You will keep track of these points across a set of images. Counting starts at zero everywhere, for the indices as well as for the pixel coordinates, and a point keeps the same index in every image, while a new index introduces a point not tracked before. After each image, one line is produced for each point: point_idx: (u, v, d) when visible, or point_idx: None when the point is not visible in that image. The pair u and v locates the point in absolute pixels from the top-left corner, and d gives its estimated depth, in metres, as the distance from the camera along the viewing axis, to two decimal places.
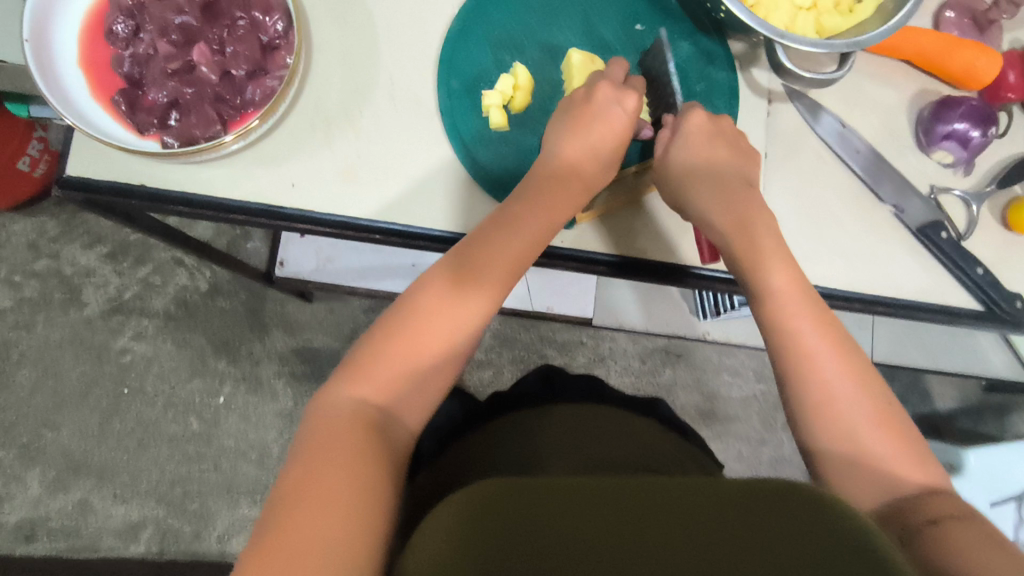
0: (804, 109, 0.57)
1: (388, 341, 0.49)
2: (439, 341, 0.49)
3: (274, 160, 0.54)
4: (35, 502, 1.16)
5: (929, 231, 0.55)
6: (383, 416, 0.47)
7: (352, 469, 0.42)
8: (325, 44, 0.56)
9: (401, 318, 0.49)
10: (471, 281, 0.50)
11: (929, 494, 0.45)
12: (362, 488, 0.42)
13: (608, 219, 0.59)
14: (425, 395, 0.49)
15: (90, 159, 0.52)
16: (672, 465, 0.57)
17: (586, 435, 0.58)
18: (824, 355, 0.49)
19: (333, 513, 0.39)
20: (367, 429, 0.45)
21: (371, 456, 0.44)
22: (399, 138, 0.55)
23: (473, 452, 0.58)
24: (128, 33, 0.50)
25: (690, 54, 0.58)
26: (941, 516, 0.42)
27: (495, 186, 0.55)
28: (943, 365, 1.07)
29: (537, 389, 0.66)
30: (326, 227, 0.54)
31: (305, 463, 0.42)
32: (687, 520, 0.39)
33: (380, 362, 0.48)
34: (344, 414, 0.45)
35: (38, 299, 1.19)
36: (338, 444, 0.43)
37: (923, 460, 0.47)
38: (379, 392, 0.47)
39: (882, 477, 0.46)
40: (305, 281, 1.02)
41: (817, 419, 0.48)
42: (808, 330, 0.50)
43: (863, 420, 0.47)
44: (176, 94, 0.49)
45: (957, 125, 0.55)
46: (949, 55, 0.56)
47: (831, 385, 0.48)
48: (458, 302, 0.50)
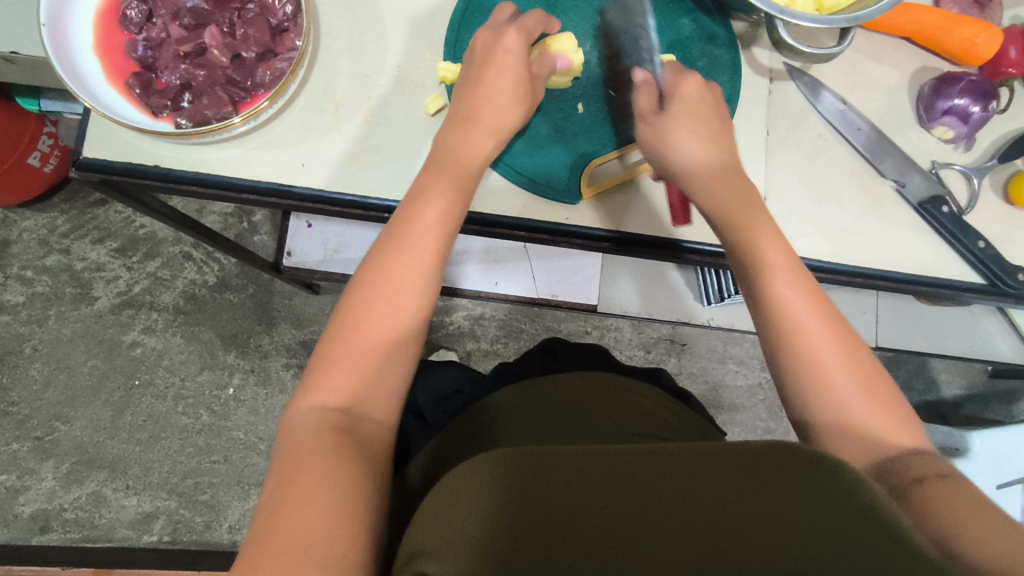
0: (804, 87, 0.58)
1: (341, 337, 0.47)
2: (395, 316, 0.48)
3: (283, 143, 0.55)
4: (50, 494, 1.17)
5: (930, 206, 0.56)
6: (349, 415, 0.45)
7: (322, 471, 0.41)
8: (333, 29, 0.56)
9: (348, 309, 0.48)
10: (426, 255, 0.49)
11: (910, 454, 0.45)
12: (336, 486, 0.40)
13: (634, 190, 0.61)
14: (391, 383, 0.47)
15: (107, 144, 0.53)
16: (674, 429, 0.58)
17: (576, 407, 0.58)
18: (820, 322, 0.49)
19: (322, 503, 0.39)
20: (335, 431, 0.43)
21: (340, 455, 0.42)
22: (406, 121, 0.56)
23: (462, 435, 0.58)
24: (141, 18, 0.51)
25: (692, 33, 0.59)
26: (926, 475, 0.43)
27: (516, 173, 0.59)
28: (947, 348, 1.07)
29: (542, 359, 0.68)
30: (336, 206, 0.55)
31: (291, 463, 0.41)
32: (691, 482, 0.39)
33: (334, 361, 0.46)
34: (308, 424, 0.44)
35: (49, 294, 1.21)
36: (319, 445, 0.42)
37: (904, 419, 0.48)
38: (339, 394, 0.45)
39: (866, 440, 0.46)
40: (311, 270, 1.03)
41: (803, 381, 0.48)
42: (796, 296, 0.50)
43: (848, 378, 0.48)
44: (188, 77, 0.51)
45: (957, 100, 0.55)
46: (949, 32, 0.56)
47: (816, 345, 0.48)
48: (413, 278, 0.49)
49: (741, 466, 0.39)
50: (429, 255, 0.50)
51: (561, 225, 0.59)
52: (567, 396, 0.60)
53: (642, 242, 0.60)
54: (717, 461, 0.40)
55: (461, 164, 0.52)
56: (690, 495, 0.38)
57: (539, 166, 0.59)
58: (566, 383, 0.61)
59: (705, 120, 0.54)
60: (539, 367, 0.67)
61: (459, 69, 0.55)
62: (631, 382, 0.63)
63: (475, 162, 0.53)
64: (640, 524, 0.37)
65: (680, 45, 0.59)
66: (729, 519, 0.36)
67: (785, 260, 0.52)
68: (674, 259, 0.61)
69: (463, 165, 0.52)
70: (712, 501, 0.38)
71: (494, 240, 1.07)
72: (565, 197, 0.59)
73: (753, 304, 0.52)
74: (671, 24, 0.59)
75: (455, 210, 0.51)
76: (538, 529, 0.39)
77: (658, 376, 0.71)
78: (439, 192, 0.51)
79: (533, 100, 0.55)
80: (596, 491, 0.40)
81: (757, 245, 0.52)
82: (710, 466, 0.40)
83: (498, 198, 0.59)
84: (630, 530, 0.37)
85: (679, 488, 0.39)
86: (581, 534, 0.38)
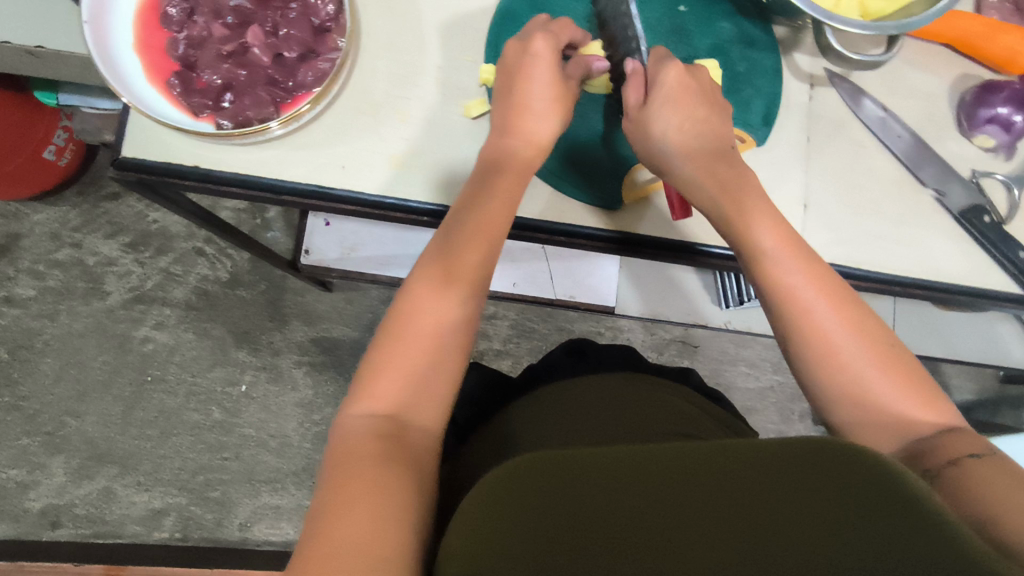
0: (844, 93, 0.57)
1: (386, 346, 0.47)
2: (430, 324, 0.47)
3: (322, 144, 0.54)
4: (60, 489, 1.17)
5: (971, 215, 0.56)
6: (395, 422, 0.44)
7: (370, 479, 0.40)
8: (372, 28, 0.56)
9: (392, 317, 0.48)
10: (459, 262, 0.49)
11: (942, 434, 0.45)
12: (383, 494, 0.39)
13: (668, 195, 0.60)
14: (437, 390, 0.46)
15: (147, 144, 0.52)
16: (712, 430, 0.58)
17: (602, 409, 0.58)
18: (846, 319, 0.49)
19: (367, 511, 0.38)
20: (383, 441, 0.43)
21: (387, 465, 0.41)
22: (444, 122, 0.56)
23: (492, 443, 0.57)
24: (182, 15, 0.50)
25: (732, 37, 0.58)
26: (961, 456, 0.42)
27: (554, 179, 0.58)
28: (963, 354, 1.07)
29: (572, 362, 0.68)
30: (374, 209, 0.54)
31: (333, 471, 0.41)
32: (731, 489, 0.38)
33: (380, 371, 0.46)
34: (355, 435, 0.43)
35: (60, 288, 1.20)
36: (362, 455, 0.42)
37: (931, 398, 0.47)
38: (385, 402, 0.45)
39: (894, 423, 0.46)
40: (327, 268, 1.02)
41: (830, 383, 0.48)
42: (819, 301, 0.49)
43: (871, 368, 0.47)
44: (230, 76, 0.50)
45: (999, 109, 0.56)
46: (991, 39, 0.56)
47: (839, 346, 0.48)
48: (447, 280, 0.48)
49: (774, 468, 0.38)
50: (464, 255, 0.49)
51: (596, 231, 0.58)
52: (596, 401, 0.59)
53: (680, 247, 0.59)
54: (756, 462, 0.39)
55: (501, 167, 0.52)
56: (725, 495, 0.38)
57: (576, 171, 0.59)
58: (595, 388, 0.61)
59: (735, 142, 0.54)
60: (569, 370, 0.67)
61: (497, 68, 0.55)
62: (664, 387, 0.63)
63: (518, 169, 0.52)
64: (679, 534, 0.37)
65: (721, 49, 0.58)
66: (768, 523, 0.36)
67: (811, 264, 0.51)
68: (713, 266, 0.60)
69: (507, 171, 0.52)
70: (757, 502, 0.37)
71: (511, 242, 1.06)
72: (605, 203, 0.58)
73: (767, 308, 0.51)
74: (711, 28, 0.58)
75: (501, 213, 0.51)
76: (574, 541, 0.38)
77: (689, 377, 0.70)
78: (469, 201, 0.51)
79: (570, 98, 0.55)
80: (633, 500, 0.39)
81: (791, 249, 0.51)
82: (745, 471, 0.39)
83: (535, 203, 0.58)
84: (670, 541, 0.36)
85: (716, 493, 0.38)
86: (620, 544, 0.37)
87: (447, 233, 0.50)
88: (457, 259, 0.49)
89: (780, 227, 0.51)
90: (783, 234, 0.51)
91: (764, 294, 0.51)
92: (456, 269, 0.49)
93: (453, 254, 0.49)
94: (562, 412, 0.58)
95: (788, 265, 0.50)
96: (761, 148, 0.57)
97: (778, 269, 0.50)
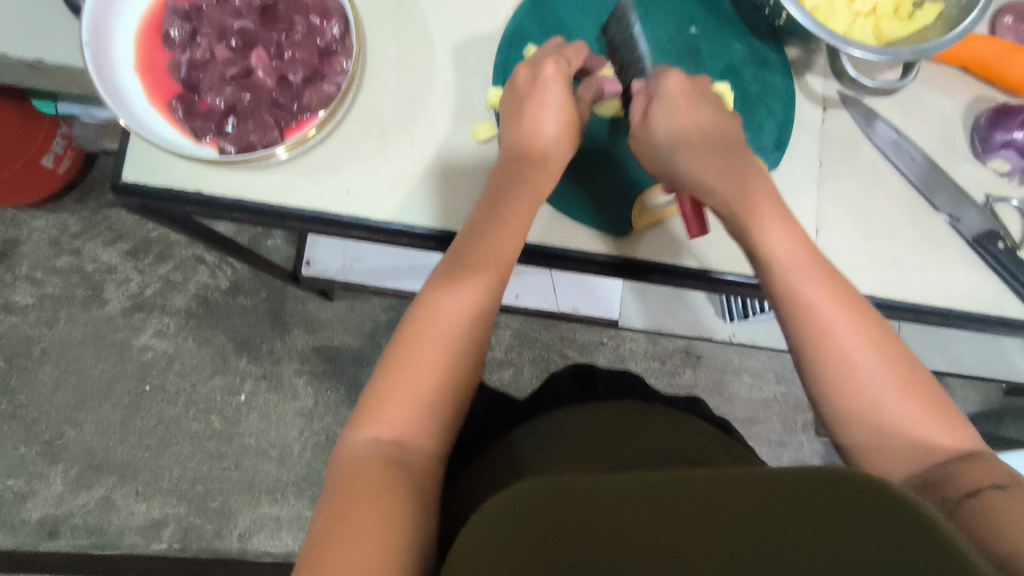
0: (858, 116, 0.57)
1: (393, 365, 0.46)
2: (437, 347, 0.46)
3: (327, 166, 0.53)
4: (58, 499, 1.16)
5: (985, 240, 0.55)
6: (400, 450, 0.43)
7: (373, 509, 0.39)
8: (379, 48, 0.55)
9: (399, 335, 0.47)
10: (466, 285, 0.48)
11: (958, 461, 0.44)
12: (384, 523, 0.38)
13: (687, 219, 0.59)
14: (443, 416, 0.45)
15: (149, 167, 0.51)
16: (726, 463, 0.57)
17: (613, 436, 0.57)
18: (862, 340, 0.47)
19: (368, 543, 0.37)
20: (388, 467, 0.42)
21: (391, 493, 0.40)
22: (450, 144, 0.55)
23: (498, 464, 0.56)
24: (184, 37, 0.49)
25: (744, 58, 0.57)
26: (979, 487, 0.41)
27: (560, 200, 0.57)
28: (969, 367, 1.06)
29: (581, 388, 0.67)
30: (381, 234, 0.53)
31: (334, 498, 0.40)
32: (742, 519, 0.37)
33: (384, 393, 0.45)
34: (359, 459, 0.42)
35: (59, 295, 1.19)
36: (364, 482, 0.41)
37: (947, 422, 0.46)
38: (390, 428, 0.44)
39: (912, 447, 0.45)
40: (330, 279, 1.01)
41: (847, 408, 0.47)
42: (835, 321, 0.48)
43: (886, 392, 0.46)
44: (233, 99, 0.49)
45: (1016, 134, 0.54)
46: (1008, 62, 0.55)
47: (855, 370, 0.47)
48: (452, 302, 0.47)
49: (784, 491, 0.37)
50: (471, 275, 0.48)
51: (605, 255, 0.58)
52: (604, 427, 0.58)
53: (686, 274, 0.58)
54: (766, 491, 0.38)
55: (512, 188, 0.51)
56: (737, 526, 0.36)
57: (585, 194, 0.58)
58: (604, 411, 0.60)
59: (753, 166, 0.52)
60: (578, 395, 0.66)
61: (505, 88, 0.54)
62: (673, 415, 0.62)
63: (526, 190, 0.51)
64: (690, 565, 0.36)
65: (733, 70, 0.58)
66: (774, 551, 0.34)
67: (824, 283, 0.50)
68: (724, 292, 0.59)
69: (513, 190, 0.51)
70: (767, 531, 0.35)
71: None
72: (613, 228, 0.57)
73: (785, 325, 0.50)
74: (724, 49, 0.58)
75: (512, 238, 0.50)
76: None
77: (698, 407, 0.70)
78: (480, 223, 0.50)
79: (579, 119, 0.54)
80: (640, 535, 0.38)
81: (800, 269, 0.49)
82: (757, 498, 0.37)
83: (542, 224, 0.57)
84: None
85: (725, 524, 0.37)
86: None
87: (455, 255, 0.49)
88: (462, 280, 0.48)
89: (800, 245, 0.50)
90: (805, 251, 0.50)
91: (781, 311, 0.50)
92: (461, 290, 0.48)
93: (457, 275, 0.48)
94: (570, 437, 0.57)
95: (803, 281, 0.49)
96: (774, 172, 0.56)
97: (791, 290, 0.49)
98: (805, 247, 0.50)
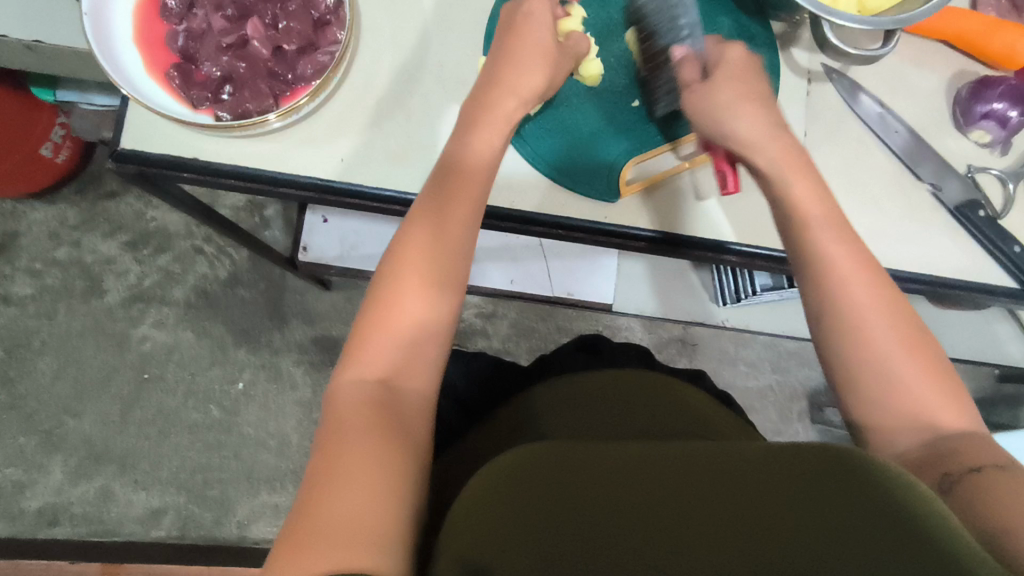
0: (842, 89, 0.58)
1: (377, 314, 0.46)
2: (421, 293, 0.47)
3: (320, 138, 0.54)
4: (57, 489, 1.16)
5: (966, 210, 0.56)
6: (387, 391, 0.44)
7: (362, 447, 0.40)
8: (374, 23, 0.56)
9: (383, 283, 0.48)
10: (446, 234, 0.49)
11: (964, 438, 0.44)
12: (375, 461, 0.40)
13: (680, 191, 0.61)
14: (426, 358, 0.46)
15: (146, 135, 0.53)
16: (725, 427, 0.58)
17: (610, 403, 0.58)
18: (877, 315, 0.48)
19: (358, 484, 0.38)
20: (372, 407, 0.43)
21: (379, 432, 0.41)
22: (442, 115, 0.56)
23: (506, 428, 0.58)
24: (182, 7, 0.51)
25: (732, 31, 0.58)
26: (979, 464, 0.42)
27: (548, 167, 0.59)
28: (960, 353, 1.07)
29: (586, 357, 0.68)
30: (376, 202, 0.54)
31: (324, 441, 0.41)
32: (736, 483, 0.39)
33: (372, 338, 0.46)
34: (347, 399, 0.43)
35: (58, 287, 1.20)
36: (352, 422, 0.42)
37: (957, 401, 0.46)
38: (377, 368, 0.45)
39: (920, 420, 0.45)
40: (327, 265, 1.02)
41: (864, 372, 0.47)
42: (865, 296, 0.49)
43: (902, 360, 0.47)
44: (230, 69, 0.51)
45: (995, 105, 0.55)
46: (990, 37, 0.56)
47: (874, 338, 0.48)
48: (436, 250, 0.48)
49: (778, 466, 0.40)
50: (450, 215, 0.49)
51: (599, 223, 0.59)
52: (608, 397, 0.59)
53: (676, 241, 0.59)
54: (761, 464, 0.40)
55: (495, 146, 0.52)
56: (732, 490, 0.39)
57: (574, 163, 0.59)
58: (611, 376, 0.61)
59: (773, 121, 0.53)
60: (582, 363, 0.67)
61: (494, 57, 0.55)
62: (677, 382, 0.63)
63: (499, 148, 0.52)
64: (678, 515, 0.38)
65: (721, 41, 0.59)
66: (760, 509, 0.37)
67: (854, 258, 0.50)
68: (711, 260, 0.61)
69: (488, 156, 0.51)
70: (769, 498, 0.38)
71: (512, 240, 1.05)
72: (603, 195, 0.59)
73: (806, 295, 0.51)
74: (711, 23, 0.59)
75: (483, 180, 0.51)
76: (574, 520, 0.38)
77: (701, 380, 0.71)
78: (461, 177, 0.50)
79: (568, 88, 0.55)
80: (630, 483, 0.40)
81: (818, 237, 0.51)
82: (755, 468, 0.40)
83: (535, 197, 0.59)
84: (667, 525, 0.38)
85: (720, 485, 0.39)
86: (617, 523, 0.38)
87: (437, 195, 0.50)
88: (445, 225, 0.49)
89: (827, 209, 0.52)
90: (808, 215, 0.51)
91: (806, 282, 0.51)
92: (444, 236, 0.49)
93: (439, 217, 0.49)
94: (577, 407, 0.58)
95: (841, 255, 0.50)
96: None
97: (821, 261, 0.50)
98: (824, 215, 0.51)
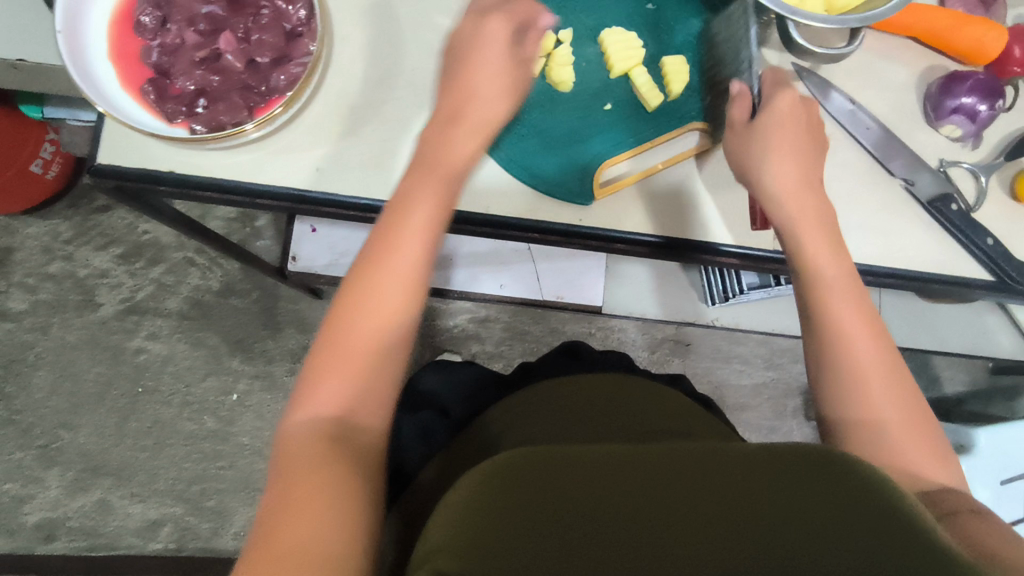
0: (813, 87, 0.58)
1: (334, 342, 0.47)
2: (380, 316, 0.47)
3: (296, 148, 0.55)
4: (54, 503, 1.17)
5: (939, 204, 0.56)
6: (341, 424, 0.45)
7: (313, 482, 0.41)
8: (348, 33, 0.57)
9: (361, 295, 0.48)
10: (422, 251, 0.49)
11: (945, 490, 0.45)
12: (327, 497, 0.40)
13: (671, 190, 0.61)
14: (381, 385, 0.47)
15: (123, 150, 0.53)
16: (705, 429, 0.58)
17: (594, 410, 0.58)
18: (853, 326, 0.50)
19: (312, 520, 0.39)
20: (324, 442, 0.43)
21: (330, 466, 0.42)
22: (416, 122, 0.56)
23: (489, 433, 0.58)
24: (155, 24, 0.52)
25: None
26: (959, 510, 0.43)
27: (523, 170, 0.60)
28: (951, 345, 1.08)
29: (566, 362, 0.69)
30: (352, 210, 0.55)
31: (277, 481, 0.41)
32: (718, 483, 0.39)
33: (325, 370, 0.46)
34: (300, 435, 0.44)
35: (53, 301, 1.21)
36: (304, 459, 0.42)
37: (938, 457, 0.47)
38: (330, 404, 0.45)
39: (906, 471, 0.46)
40: (317, 274, 1.02)
41: (852, 406, 0.48)
42: (854, 323, 0.50)
43: (889, 405, 0.48)
44: (203, 82, 0.51)
45: (964, 99, 0.56)
46: (958, 32, 0.57)
47: (865, 374, 0.49)
48: (416, 264, 0.49)
49: (761, 466, 0.40)
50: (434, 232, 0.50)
51: (573, 227, 0.60)
52: (592, 403, 0.59)
53: (672, 244, 0.60)
54: (744, 462, 0.41)
55: (475, 157, 0.53)
56: (716, 491, 0.39)
57: (550, 166, 0.60)
58: (593, 385, 0.61)
59: (803, 164, 0.54)
60: (564, 369, 0.67)
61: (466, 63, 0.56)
62: (657, 386, 0.63)
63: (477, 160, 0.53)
64: (663, 516, 0.38)
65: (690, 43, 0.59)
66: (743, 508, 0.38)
67: (844, 278, 0.52)
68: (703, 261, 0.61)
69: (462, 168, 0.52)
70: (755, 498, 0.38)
71: (501, 243, 1.06)
72: (578, 198, 0.59)
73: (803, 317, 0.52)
74: None
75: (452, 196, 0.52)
76: (559, 527, 0.38)
77: (679, 382, 0.71)
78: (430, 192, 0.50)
79: None
80: (614, 488, 0.40)
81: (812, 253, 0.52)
82: (738, 468, 0.40)
83: (512, 201, 0.60)
84: (655, 526, 0.38)
85: (703, 487, 0.39)
86: (607, 527, 0.38)
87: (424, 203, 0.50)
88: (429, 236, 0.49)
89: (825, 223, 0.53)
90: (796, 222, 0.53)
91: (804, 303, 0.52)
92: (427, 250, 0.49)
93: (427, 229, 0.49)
94: (563, 408, 0.58)
95: (841, 277, 0.51)
96: None
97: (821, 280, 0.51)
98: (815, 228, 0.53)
